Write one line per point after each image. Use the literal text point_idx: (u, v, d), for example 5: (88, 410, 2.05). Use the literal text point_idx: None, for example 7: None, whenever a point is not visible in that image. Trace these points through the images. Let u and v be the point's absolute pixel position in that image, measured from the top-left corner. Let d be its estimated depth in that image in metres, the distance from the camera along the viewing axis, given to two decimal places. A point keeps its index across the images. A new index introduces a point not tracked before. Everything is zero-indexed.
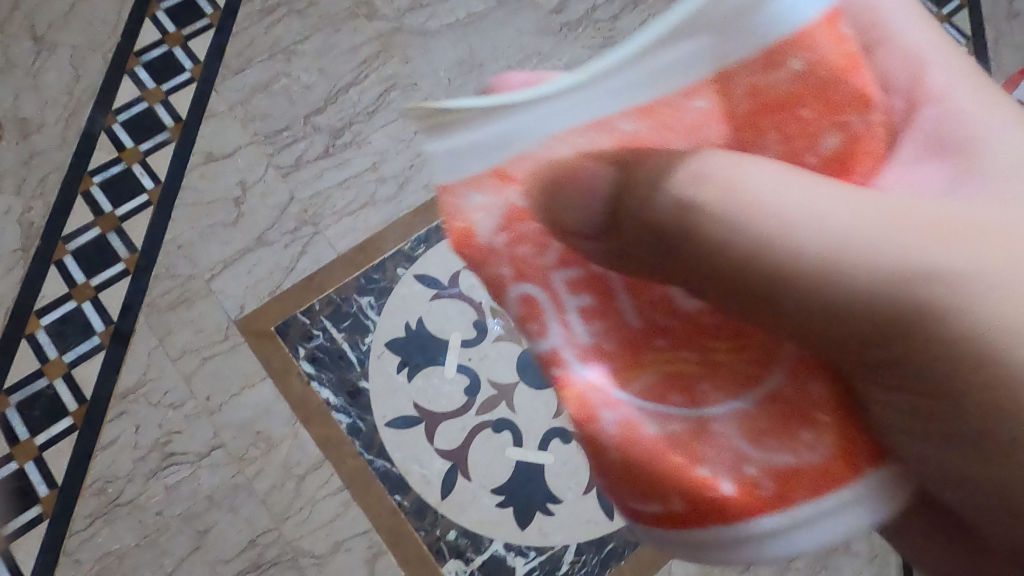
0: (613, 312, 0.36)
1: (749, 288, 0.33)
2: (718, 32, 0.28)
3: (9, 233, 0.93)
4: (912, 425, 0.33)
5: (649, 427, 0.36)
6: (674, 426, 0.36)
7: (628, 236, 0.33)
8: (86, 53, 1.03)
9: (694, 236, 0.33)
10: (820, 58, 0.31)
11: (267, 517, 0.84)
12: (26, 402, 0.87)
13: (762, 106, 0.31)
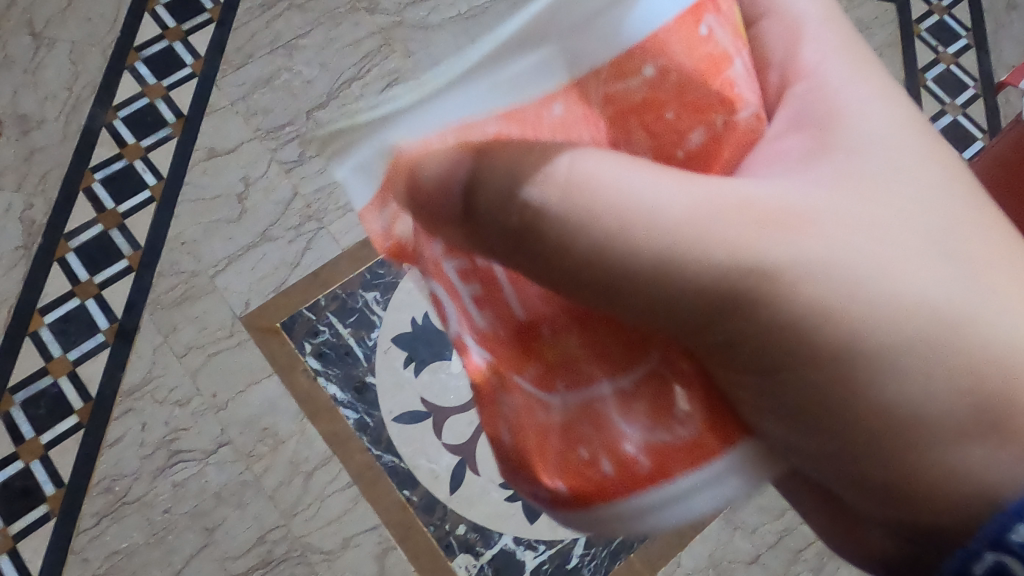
0: (501, 301, 0.36)
1: (604, 284, 0.33)
2: (566, 39, 0.24)
3: (10, 231, 0.92)
4: (769, 403, 0.35)
5: (543, 413, 0.39)
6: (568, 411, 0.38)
7: (487, 227, 0.32)
8: (85, 48, 1.02)
9: (544, 233, 0.32)
10: (675, 64, 0.29)
11: (276, 514, 0.84)
12: (31, 401, 0.86)
13: (620, 110, 0.30)
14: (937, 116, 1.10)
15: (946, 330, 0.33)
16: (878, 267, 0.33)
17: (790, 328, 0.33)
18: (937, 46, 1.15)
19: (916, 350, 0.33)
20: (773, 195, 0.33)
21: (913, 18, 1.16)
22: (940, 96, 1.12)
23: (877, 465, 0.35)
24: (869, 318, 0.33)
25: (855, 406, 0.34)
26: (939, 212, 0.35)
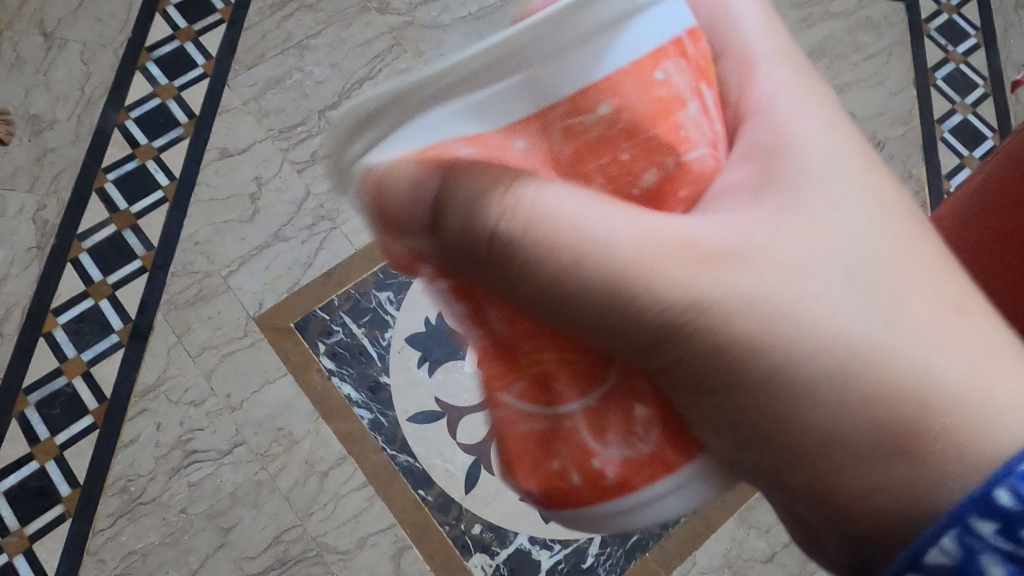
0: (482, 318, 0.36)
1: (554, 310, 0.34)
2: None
3: (23, 232, 0.92)
4: (718, 418, 0.37)
5: (527, 423, 0.38)
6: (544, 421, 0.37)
7: (453, 245, 0.32)
8: (96, 49, 1.02)
9: (511, 255, 0.33)
10: (627, 105, 0.30)
11: (291, 514, 0.84)
12: (45, 402, 0.86)
13: (579, 149, 0.31)
14: (946, 115, 1.10)
15: (870, 365, 0.35)
16: (801, 303, 0.35)
17: (725, 354, 0.36)
18: (946, 46, 1.15)
19: (839, 378, 0.35)
20: (707, 234, 0.35)
21: (922, 17, 1.16)
22: (950, 95, 1.11)
23: (811, 467, 0.38)
24: (792, 347, 0.35)
25: (783, 420, 0.37)
26: (872, 245, 0.36)
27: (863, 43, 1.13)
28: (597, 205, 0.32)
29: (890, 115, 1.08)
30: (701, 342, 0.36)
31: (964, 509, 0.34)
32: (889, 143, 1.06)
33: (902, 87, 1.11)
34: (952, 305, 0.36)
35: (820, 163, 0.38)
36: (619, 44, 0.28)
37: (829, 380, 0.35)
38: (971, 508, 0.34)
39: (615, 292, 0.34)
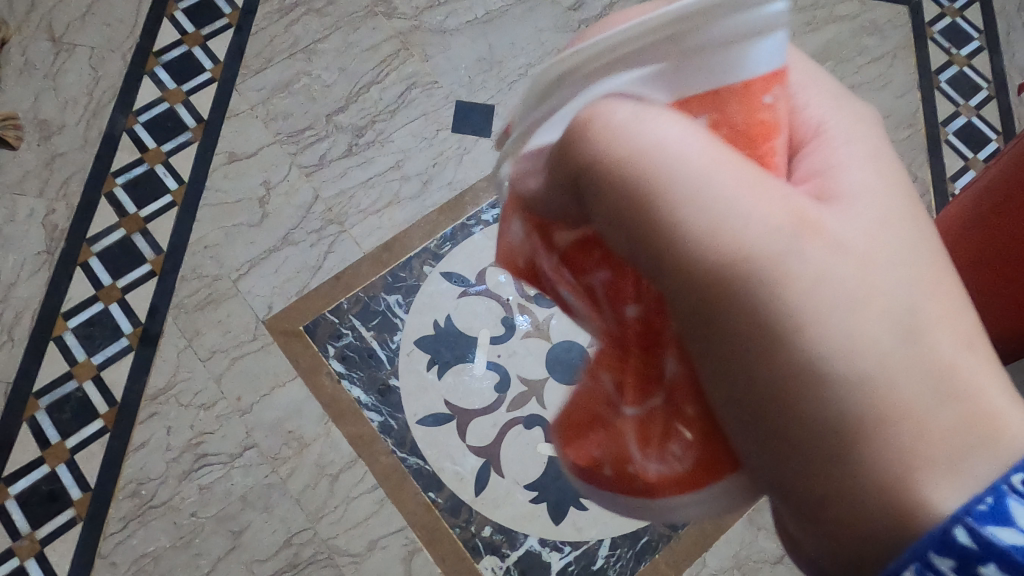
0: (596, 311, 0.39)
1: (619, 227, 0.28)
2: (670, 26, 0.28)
3: (33, 236, 0.92)
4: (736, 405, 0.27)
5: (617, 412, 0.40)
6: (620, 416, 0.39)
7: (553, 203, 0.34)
8: (105, 54, 1.02)
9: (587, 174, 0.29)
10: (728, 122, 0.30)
11: (302, 516, 0.84)
12: (56, 406, 0.87)
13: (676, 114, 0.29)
14: (950, 117, 1.10)
15: (910, 363, 0.26)
16: (850, 276, 0.26)
17: (748, 318, 0.26)
18: (950, 48, 1.15)
19: (883, 372, 0.25)
20: (749, 187, 0.26)
21: (926, 20, 1.17)
22: (954, 97, 1.12)
23: (803, 479, 0.27)
24: (839, 321, 0.26)
25: (799, 414, 0.26)
26: (911, 249, 0.28)
27: (867, 46, 1.13)
28: (684, 130, 0.27)
29: (895, 118, 1.09)
30: (712, 301, 0.26)
31: (923, 549, 0.24)
32: (894, 146, 1.07)
33: (907, 90, 1.11)
34: (973, 334, 0.28)
35: (859, 163, 0.31)
36: (752, 55, 0.29)
37: (872, 373, 0.25)
38: (930, 544, 0.24)
39: (643, 235, 0.27)
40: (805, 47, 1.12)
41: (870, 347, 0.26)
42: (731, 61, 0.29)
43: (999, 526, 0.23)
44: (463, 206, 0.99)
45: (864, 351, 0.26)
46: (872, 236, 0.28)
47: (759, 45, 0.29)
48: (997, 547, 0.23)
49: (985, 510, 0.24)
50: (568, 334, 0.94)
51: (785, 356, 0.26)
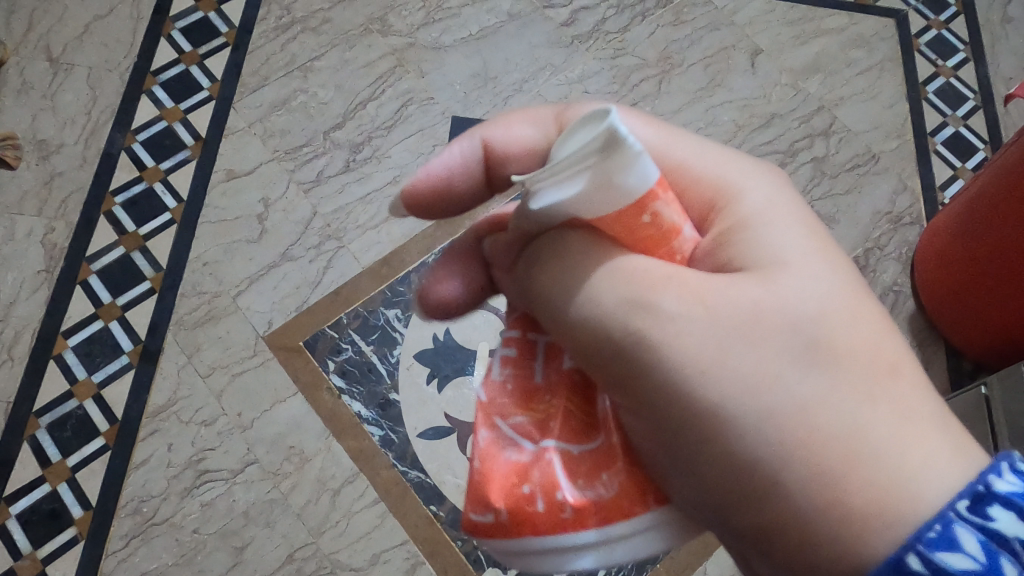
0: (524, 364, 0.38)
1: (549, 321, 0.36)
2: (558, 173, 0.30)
3: (32, 255, 0.93)
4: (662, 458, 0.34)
5: (515, 452, 0.36)
6: (524, 455, 0.35)
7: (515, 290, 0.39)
8: (102, 73, 1.03)
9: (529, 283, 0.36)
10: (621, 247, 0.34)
11: (304, 532, 0.84)
12: (56, 424, 0.87)
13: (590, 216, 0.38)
14: (938, 127, 1.12)
15: (816, 414, 0.32)
16: (748, 344, 0.33)
17: (666, 383, 0.34)
18: (936, 60, 1.17)
19: (792, 419, 0.32)
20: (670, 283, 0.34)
21: (912, 32, 1.19)
22: (942, 108, 1.14)
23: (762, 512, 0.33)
24: (747, 376, 0.33)
25: (736, 465, 0.33)
26: (825, 307, 0.34)
27: (854, 59, 1.15)
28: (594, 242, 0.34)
29: (883, 129, 1.11)
30: (641, 371, 0.34)
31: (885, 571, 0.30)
32: (883, 157, 1.09)
33: (895, 101, 1.13)
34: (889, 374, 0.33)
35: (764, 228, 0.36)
36: (636, 172, 0.29)
37: (777, 421, 0.32)
38: (890, 568, 0.30)
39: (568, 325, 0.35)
40: (793, 61, 1.14)
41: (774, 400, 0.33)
42: (619, 191, 0.30)
43: (947, 552, 0.29)
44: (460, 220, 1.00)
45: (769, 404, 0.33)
46: (790, 305, 0.34)
47: (636, 169, 0.29)
48: (945, 569, 0.29)
49: (935, 537, 0.29)
50: None
51: (705, 420, 0.33)
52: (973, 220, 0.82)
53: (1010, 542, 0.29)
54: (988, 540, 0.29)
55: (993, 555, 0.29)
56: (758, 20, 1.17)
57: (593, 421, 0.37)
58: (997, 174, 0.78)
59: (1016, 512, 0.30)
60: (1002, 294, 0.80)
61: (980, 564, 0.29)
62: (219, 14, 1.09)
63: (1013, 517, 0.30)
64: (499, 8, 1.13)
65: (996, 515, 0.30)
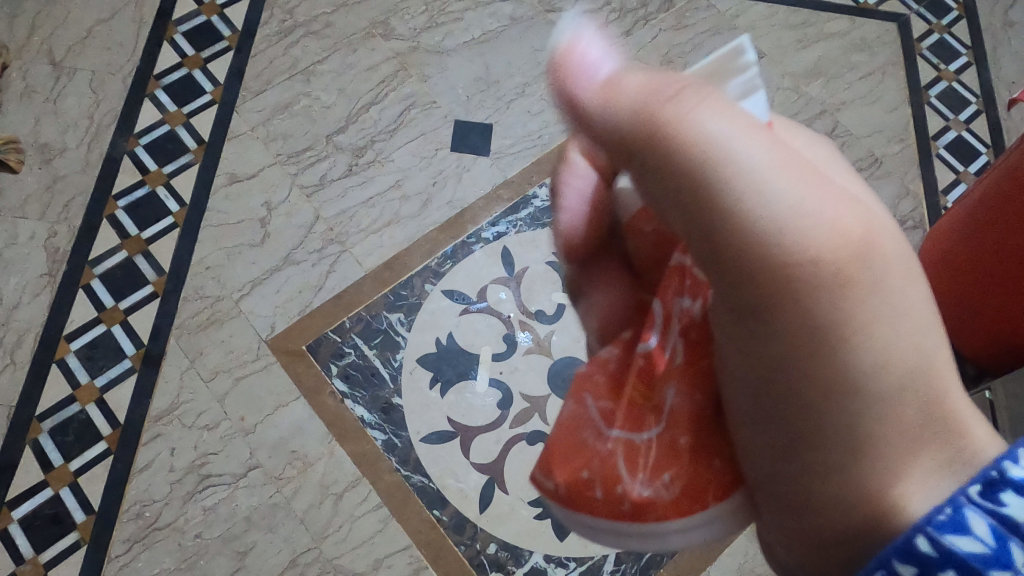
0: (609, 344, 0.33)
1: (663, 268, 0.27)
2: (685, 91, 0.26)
3: (35, 259, 0.93)
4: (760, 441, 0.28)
5: (592, 434, 0.32)
6: (597, 436, 0.32)
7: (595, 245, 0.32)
8: (105, 77, 1.03)
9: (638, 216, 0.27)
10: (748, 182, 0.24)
11: (306, 536, 0.84)
12: (59, 429, 0.87)
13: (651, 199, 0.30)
14: (941, 131, 1.12)
15: (921, 389, 0.27)
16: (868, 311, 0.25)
17: (805, 345, 0.25)
18: (938, 64, 1.17)
19: (905, 398, 0.26)
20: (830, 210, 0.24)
21: (914, 37, 1.19)
22: (944, 112, 1.14)
23: (824, 497, 0.28)
24: (880, 351, 0.25)
25: (824, 445, 0.27)
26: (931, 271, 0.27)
27: (856, 63, 1.15)
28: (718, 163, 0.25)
29: (886, 133, 1.11)
30: (763, 321, 0.25)
31: (889, 556, 0.26)
32: (886, 161, 1.09)
33: (897, 105, 1.13)
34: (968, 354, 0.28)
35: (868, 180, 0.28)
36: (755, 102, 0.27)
37: (891, 401, 0.26)
38: (896, 552, 0.26)
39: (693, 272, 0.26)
40: (796, 65, 1.14)
41: (892, 371, 0.26)
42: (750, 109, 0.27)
43: (958, 535, 0.25)
44: (463, 224, 0.99)
45: (891, 378, 0.26)
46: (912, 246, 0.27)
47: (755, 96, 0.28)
48: (955, 555, 0.24)
49: (944, 520, 0.26)
50: (569, 350, 0.94)
51: (838, 399, 0.26)
52: (972, 225, 0.82)
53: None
54: (998, 525, 0.25)
55: (1007, 543, 0.24)
56: (760, 24, 1.17)
57: (656, 402, 0.31)
58: (996, 179, 0.78)
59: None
60: (1005, 298, 0.79)
61: (989, 549, 0.24)
62: (222, 18, 1.09)
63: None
64: (501, 12, 1.13)
65: (1008, 500, 0.25)
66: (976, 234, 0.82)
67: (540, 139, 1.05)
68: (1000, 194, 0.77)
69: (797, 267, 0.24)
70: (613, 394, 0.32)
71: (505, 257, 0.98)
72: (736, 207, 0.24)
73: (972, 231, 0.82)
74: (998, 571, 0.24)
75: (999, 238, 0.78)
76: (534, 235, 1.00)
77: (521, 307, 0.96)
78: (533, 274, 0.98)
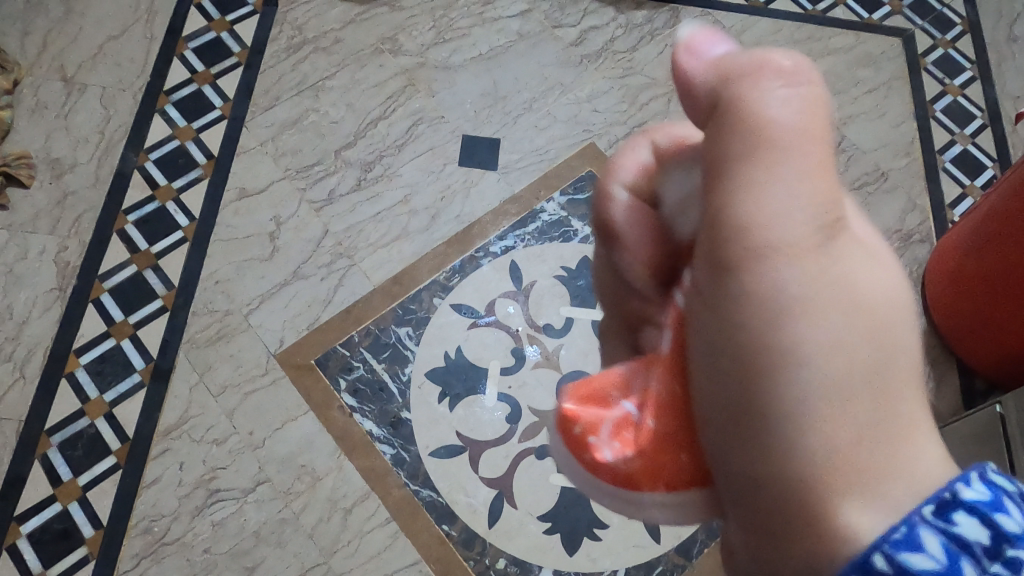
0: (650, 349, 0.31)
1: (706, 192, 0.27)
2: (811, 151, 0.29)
3: (45, 274, 0.93)
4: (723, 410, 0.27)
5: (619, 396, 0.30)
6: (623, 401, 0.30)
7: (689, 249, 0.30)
8: (116, 93, 1.04)
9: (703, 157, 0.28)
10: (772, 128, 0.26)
11: (315, 551, 0.84)
12: (68, 443, 0.87)
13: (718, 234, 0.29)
14: (947, 145, 1.12)
15: (880, 406, 0.25)
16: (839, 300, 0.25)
17: (753, 307, 0.25)
18: (943, 78, 1.18)
19: (853, 406, 0.25)
20: (796, 199, 0.25)
21: (919, 52, 1.20)
22: (949, 126, 1.14)
23: (757, 488, 0.26)
24: (827, 338, 0.25)
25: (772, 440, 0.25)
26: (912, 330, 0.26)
27: (862, 78, 1.16)
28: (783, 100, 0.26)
29: (892, 147, 1.11)
30: (730, 281, 0.26)
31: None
32: (892, 175, 1.09)
33: (903, 119, 1.13)
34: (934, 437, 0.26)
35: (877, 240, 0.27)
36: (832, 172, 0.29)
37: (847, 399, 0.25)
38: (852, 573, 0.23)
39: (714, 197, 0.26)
40: None
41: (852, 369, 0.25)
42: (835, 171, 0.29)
43: (913, 553, 0.23)
44: (471, 238, 1.00)
45: (841, 368, 0.25)
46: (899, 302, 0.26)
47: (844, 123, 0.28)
48: (910, 572, 0.22)
49: (900, 537, 0.23)
50: (577, 365, 0.94)
51: (778, 378, 0.25)
52: (974, 243, 0.84)
53: (974, 548, 0.23)
54: (950, 543, 0.23)
55: (957, 561, 0.23)
56: (765, 40, 1.17)
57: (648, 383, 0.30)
58: (997, 199, 0.80)
59: (981, 518, 0.23)
60: (1011, 312, 0.80)
61: (941, 567, 0.23)
62: (232, 34, 1.10)
63: (978, 523, 0.23)
64: (509, 28, 1.14)
65: (960, 519, 0.23)
66: (977, 251, 0.83)
67: (547, 154, 1.06)
68: (1003, 210, 0.78)
69: (768, 234, 0.25)
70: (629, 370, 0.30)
71: (514, 270, 0.98)
72: (738, 157, 0.26)
73: (973, 248, 0.84)
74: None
75: (1002, 253, 0.79)
76: (543, 250, 1.00)
77: (529, 322, 0.96)
78: (542, 288, 0.98)
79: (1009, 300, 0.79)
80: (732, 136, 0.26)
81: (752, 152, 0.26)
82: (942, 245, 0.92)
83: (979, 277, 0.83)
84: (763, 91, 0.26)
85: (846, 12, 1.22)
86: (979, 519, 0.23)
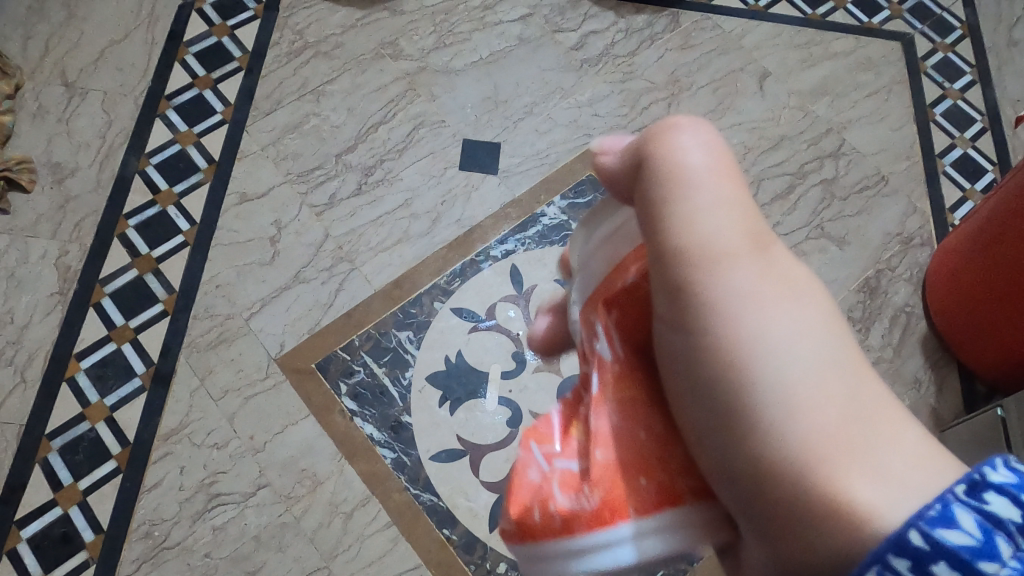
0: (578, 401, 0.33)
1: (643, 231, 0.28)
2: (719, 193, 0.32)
3: (46, 278, 0.93)
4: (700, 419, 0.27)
5: (536, 470, 0.32)
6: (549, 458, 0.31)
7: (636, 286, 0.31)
8: (118, 98, 1.04)
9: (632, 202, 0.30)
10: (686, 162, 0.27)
11: (315, 556, 0.83)
12: (68, 448, 0.86)
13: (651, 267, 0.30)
14: (947, 149, 1.12)
15: (850, 385, 0.25)
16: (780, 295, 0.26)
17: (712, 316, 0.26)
18: (943, 82, 1.18)
19: (822, 376, 0.25)
20: (723, 215, 0.27)
21: (919, 55, 1.20)
22: (949, 130, 1.14)
23: (754, 489, 0.25)
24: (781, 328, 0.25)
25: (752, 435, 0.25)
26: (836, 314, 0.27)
27: (862, 82, 1.16)
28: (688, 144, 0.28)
29: (892, 150, 1.11)
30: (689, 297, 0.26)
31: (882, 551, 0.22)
32: (893, 178, 1.09)
33: (902, 123, 1.13)
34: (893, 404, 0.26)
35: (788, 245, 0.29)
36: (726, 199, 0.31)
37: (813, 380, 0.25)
38: (888, 548, 0.22)
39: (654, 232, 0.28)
40: (802, 83, 1.15)
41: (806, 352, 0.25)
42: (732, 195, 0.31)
43: (948, 529, 0.22)
44: (472, 242, 1.00)
45: (797, 351, 0.25)
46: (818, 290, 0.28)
47: None
48: (944, 547, 0.22)
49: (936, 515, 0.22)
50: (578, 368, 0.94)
51: (744, 373, 0.25)
52: (974, 246, 0.84)
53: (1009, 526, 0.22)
54: (983, 520, 0.22)
55: (992, 537, 0.22)
56: (765, 44, 1.18)
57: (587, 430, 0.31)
58: (997, 201, 0.80)
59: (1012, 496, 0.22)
60: (1010, 314, 0.80)
61: (976, 543, 0.22)
62: (233, 39, 1.11)
63: (1011, 502, 0.22)
64: (509, 32, 1.15)
65: (992, 499, 0.22)
66: (978, 254, 0.83)
67: (548, 158, 1.06)
68: (1003, 213, 0.79)
69: (708, 250, 0.26)
70: (561, 433, 0.32)
71: (514, 274, 0.98)
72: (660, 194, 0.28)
73: (974, 251, 0.84)
74: (987, 564, 0.21)
75: (1001, 255, 0.79)
76: (543, 254, 1.00)
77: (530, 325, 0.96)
78: (543, 292, 0.98)
79: (1009, 301, 0.79)
80: (655, 180, 0.28)
81: (671, 189, 0.27)
82: (942, 249, 0.92)
83: (980, 280, 0.83)
84: (676, 140, 0.28)
85: (846, 15, 1.22)
86: (1011, 498, 0.22)
